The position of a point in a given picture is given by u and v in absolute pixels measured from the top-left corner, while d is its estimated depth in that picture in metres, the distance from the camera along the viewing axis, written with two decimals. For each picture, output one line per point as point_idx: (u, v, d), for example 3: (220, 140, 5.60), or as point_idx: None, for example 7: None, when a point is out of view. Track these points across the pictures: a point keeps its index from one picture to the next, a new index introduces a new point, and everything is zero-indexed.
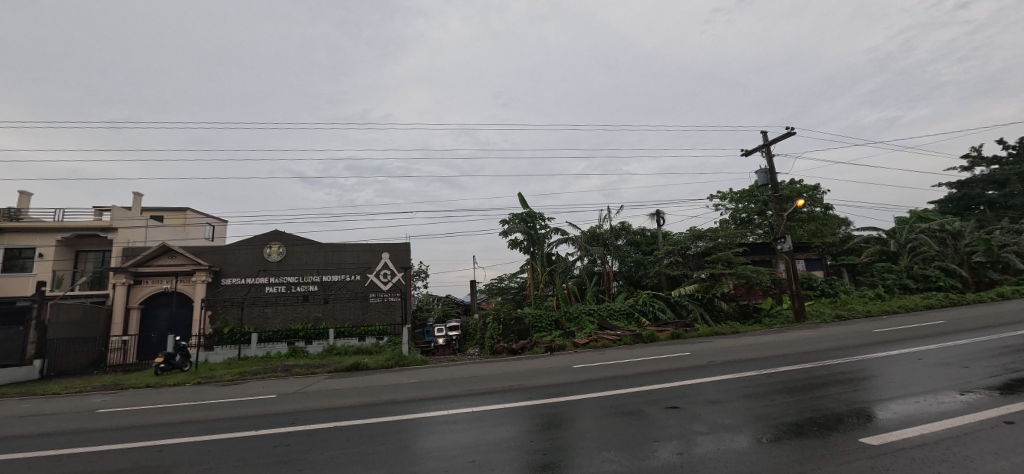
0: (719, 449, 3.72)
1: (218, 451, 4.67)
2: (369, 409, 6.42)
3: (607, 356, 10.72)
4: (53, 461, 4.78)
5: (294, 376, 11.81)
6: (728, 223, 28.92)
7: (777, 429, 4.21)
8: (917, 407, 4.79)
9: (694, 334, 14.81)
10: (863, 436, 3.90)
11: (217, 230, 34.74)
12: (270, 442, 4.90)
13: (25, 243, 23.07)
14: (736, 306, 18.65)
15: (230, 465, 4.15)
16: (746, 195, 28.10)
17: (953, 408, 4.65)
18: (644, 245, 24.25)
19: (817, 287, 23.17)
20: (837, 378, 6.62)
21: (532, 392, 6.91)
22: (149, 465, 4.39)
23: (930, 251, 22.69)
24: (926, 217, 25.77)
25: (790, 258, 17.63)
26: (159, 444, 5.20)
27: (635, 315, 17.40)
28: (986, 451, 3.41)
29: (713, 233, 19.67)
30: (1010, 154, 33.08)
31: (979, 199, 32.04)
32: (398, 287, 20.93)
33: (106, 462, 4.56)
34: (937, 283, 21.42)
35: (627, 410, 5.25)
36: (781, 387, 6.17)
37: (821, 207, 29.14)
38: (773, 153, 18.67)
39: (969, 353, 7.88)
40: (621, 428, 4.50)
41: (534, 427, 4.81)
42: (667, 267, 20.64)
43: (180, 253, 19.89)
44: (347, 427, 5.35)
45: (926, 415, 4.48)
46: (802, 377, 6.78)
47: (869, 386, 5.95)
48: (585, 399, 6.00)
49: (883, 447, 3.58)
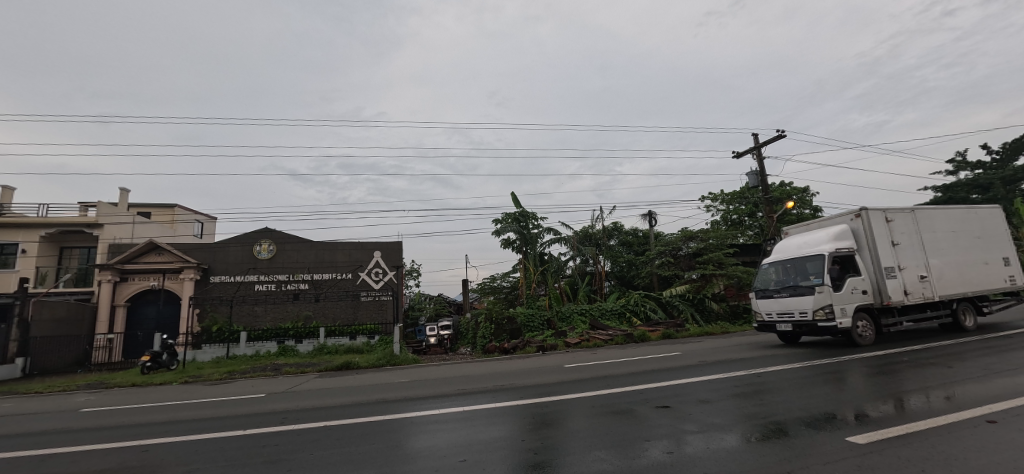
0: (709, 447, 3.76)
1: (208, 451, 4.61)
2: (357, 409, 6.39)
3: (598, 356, 10.76)
4: (33, 462, 4.67)
5: (284, 375, 11.68)
6: (719, 224, 29.20)
7: (765, 429, 4.25)
8: (902, 406, 4.88)
9: (684, 335, 14.93)
10: (850, 435, 3.95)
11: (206, 227, 34.37)
12: (258, 441, 4.85)
13: (8, 239, 22.60)
14: (726, 307, 19.12)
15: (215, 466, 4.10)
16: (737, 197, 28.37)
17: (938, 407, 4.73)
18: (637, 245, 24.18)
19: None
20: (824, 377, 6.70)
21: (522, 392, 6.89)
22: (133, 465, 4.32)
23: None
24: None
25: None
26: (146, 444, 5.12)
27: (626, 315, 17.50)
28: (970, 449, 3.47)
29: (704, 234, 19.77)
30: (993, 159, 33.83)
31: (965, 202, 32.67)
32: (390, 286, 20.78)
33: (90, 463, 4.49)
34: None
35: (618, 410, 5.27)
36: (768, 387, 6.23)
37: (811, 209, 29.37)
38: (764, 156, 18.88)
39: (953, 354, 8.01)
40: (611, 428, 4.52)
41: (525, 427, 4.79)
42: (659, 267, 20.44)
43: (168, 250, 19.62)
44: (336, 427, 5.29)
45: (912, 414, 4.55)
46: (789, 377, 6.86)
47: (855, 385, 6.05)
48: (576, 399, 6.00)
49: (870, 446, 3.63)
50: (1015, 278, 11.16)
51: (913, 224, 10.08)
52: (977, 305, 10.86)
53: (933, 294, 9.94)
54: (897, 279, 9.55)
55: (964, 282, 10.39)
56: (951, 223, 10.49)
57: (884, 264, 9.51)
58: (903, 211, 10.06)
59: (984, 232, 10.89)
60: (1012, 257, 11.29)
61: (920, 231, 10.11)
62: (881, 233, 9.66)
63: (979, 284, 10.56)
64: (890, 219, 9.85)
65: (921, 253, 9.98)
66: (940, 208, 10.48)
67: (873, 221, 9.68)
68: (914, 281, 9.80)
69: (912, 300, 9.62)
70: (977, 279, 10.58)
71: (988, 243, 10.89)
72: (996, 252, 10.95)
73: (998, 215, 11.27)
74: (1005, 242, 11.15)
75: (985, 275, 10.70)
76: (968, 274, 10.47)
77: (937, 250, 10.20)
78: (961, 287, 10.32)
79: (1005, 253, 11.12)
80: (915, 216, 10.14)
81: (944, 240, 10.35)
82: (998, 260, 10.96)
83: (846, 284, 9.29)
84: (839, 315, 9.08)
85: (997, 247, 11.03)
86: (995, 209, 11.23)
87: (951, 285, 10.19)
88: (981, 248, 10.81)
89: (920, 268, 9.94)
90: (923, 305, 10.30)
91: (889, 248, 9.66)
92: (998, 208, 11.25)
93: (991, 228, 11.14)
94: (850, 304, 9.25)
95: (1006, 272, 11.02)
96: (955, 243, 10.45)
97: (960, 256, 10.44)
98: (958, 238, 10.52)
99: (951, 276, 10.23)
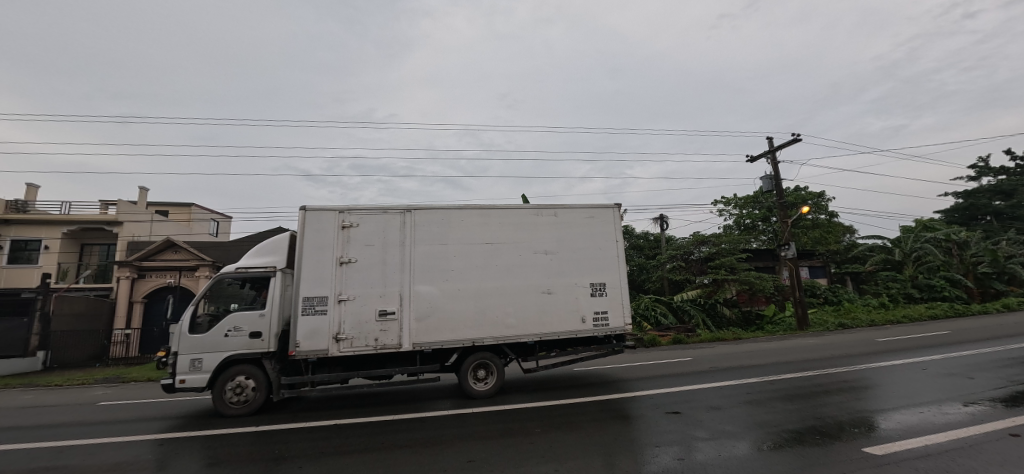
0: (720, 455, 3.71)
1: (221, 446, 4.68)
2: (366, 406, 6.46)
3: (608, 360, 10.72)
4: (56, 452, 4.80)
5: None
6: (732, 229, 28.63)
7: (777, 436, 4.21)
8: (920, 417, 4.77)
9: (694, 340, 14.77)
10: (866, 445, 3.87)
11: (222, 227, 34.95)
12: (271, 438, 4.90)
13: (32, 235, 23.25)
14: (738, 313, 19.01)
15: (228, 461, 4.14)
16: (750, 201, 27.97)
17: (954, 420, 4.60)
18: (648, 250, 23.72)
19: (820, 295, 23.00)
20: (838, 386, 6.56)
21: (534, 394, 6.91)
22: (152, 458, 4.41)
23: (935, 261, 22.81)
24: (932, 226, 25.49)
25: (793, 264, 17.58)
26: (163, 437, 5.22)
27: (636, 320, 17.48)
28: (994, 463, 3.37)
29: (717, 239, 19.47)
30: (1018, 165, 32.89)
31: (987, 209, 31.80)
32: None
33: (110, 455, 4.59)
34: (943, 293, 21.76)
35: (626, 414, 5.24)
36: (781, 394, 6.14)
37: (826, 214, 28.54)
38: (778, 159, 18.62)
39: (975, 364, 7.85)
40: (619, 432, 4.52)
41: (533, 429, 4.79)
42: (670, 272, 20.49)
43: (183, 248, 20.02)
44: (345, 425, 5.33)
45: (930, 425, 4.46)
46: (804, 385, 6.75)
47: (872, 395, 5.90)
48: (586, 402, 6.01)
49: (887, 456, 3.55)
50: (605, 316, 7.29)
51: (399, 231, 6.73)
52: (513, 357, 7.07)
53: (399, 341, 6.48)
54: (326, 316, 6.28)
55: (485, 323, 6.76)
56: (490, 231, 6.98)
57: (308, 292, 6.29)
58: (378, 213, 6.73)
59: (554, 246, 7.20)
60: (612, 285, 7.41)
61: (404, 243, 6.70)
62: (319, 246, 6.42)
63: (517, 326, 6.87)
64: (348, 225, 6.57)
65: (395, 275, 6.58)
66: (466, 209, 7.02)
67: (311, 227, 6.44)
68: (364, 319, 6.42)
69: (340, 350, 6.27)
70: (520, 316, 6.90)
71: (562, 262, 7.21)
72: (566, 276, 7.16)
73: (603, 222, 7.57)
74: (603, 262, 7.39)
75: (539, 313, 6.98)
76: (497, 309, 6.83)
77: (434, 273, 6.72)
78: (473, 329, 6.70)
79: (595, 278, 7.31)
80: (405, 219, 6.78)
81: (462, 258, 6.85)
82: (572, 289, 7.18)
83: (217, 324, 6.42)
84: (184, 370, 6.25)
85: (580, 270, 7.27)
86: (592, 215, 7.51)
87: (445, 327, 6.61)
88: (543, 269, 7.12)
89: (388, 299, 6.52)
90: (404, 352, 6.86)
91: (326, 268, 6.37)
92: (599, 211, 7.54)
93: (580, 240, 7.38)
94: (215, 354, 6.34)
95: (587, 306, 7.22)
96: (484, 263, 6.90)
97: (492, 283, 6.84)
98: (488, 254, 6.94)
99: (453, 312, 6.67)
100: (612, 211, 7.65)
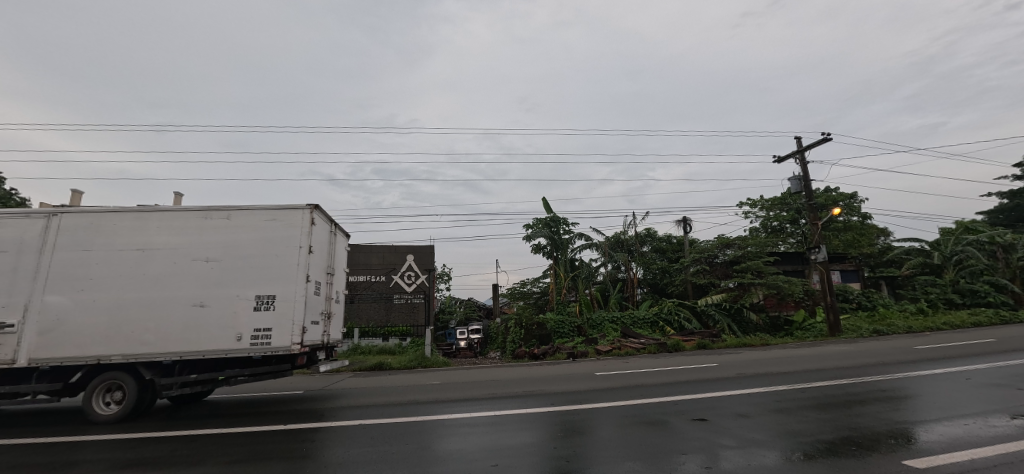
0: (749, 464, 3.60)
1: (249, 444, 4.80)
2: (388, 409, 6.53)
3: (630, 364, 10.59)
4: (95, 447, 5.02)
5: (320, 373, 12.15)
6: (759, 231, 27.86)
7: (810, 446, 4.06)
8: (964, 429, 4.52)
9: (719, 346, 14.43)
10: (907, 458, 3.69)
11: None
12: (298, 437, 5.02)
13: None
14: (766, 318, 18.54)
15: (256, 459, 4.23)
16: (777, 202, 27.06)
17: (1002, 433, 4.34)
18: (670, 252, 23.14)
19: (853, 300, 22.10)
20: (875, 396, 6.26)
21: (553, 398, 6.86)
22: (185, 453, 4.56)
23: (978, 265, 21.79)
24: (974, 228, 24.21)
25: (824, 268, 16.95)
26: (194, 434, 5.39)
27: (659, 324, 17.19)
28: None
29: (742, 241, 18.95)
30: None
31: None
32: (422, 289, 21.13)
33: (145, 449, 4.77)
34: (987, 299, 20.47)
35: (650, 420, 5.14)
36: (812, 403, 5.90)
37: (858, 215, 27.51)
38: (808, 159, 18.05)
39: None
40: (643, 438, 4.44)
41: (556, 433, 4.76)
42: (693, 275, 19.90)
43: None
44: (368, 426, 5.42)
45: (976, 438, 4.22)
46: (837, 393, 6.49)
47: (910, 406, 5.63)
48: (608, 407, 5.92)
49: (930, 471, 3.37)
50: (267, 335, 6.41)
51: (40, 236, 6.35)
52: (148, 378, 6.27)
53: (14, 357, 6.02)
54: None
55: (114, 337, 6.18)
56: (138, 237, 6.48)
57: None
58: (17, 216, 6.36)
59: (217, 251, 6.55)
60: (288, 297, 6.57)
61: (41, 249, 6.30)
62: None
63: (154, 344, 6.20)
64: None
65: (24, 284, 6.19)
66: (119, 213, 6.57)
67: None
68: None
69: None
70: (157, 334, 6.25)
71: (227, 271, 6.52)
72: (227, 287, 6.47)
73: (289, 224, 6.77)
74: (276, 271, 6.60)
75: (183, 329, 6.29)
76: (133, 323, 6.24)
77: (70, 282, 6.26)
78: (97, 346, 6.13)
79: (263, 290, 6.53)
80: (48, 223, 6.38)
81: (107, 267, 6.37)
82: (230, 303, 6.44)
83: None
84: None
85: (246, 281, 6.53)
86: (274, 217, 6.76)
87: (67, 341, 6.10)
88: (201, 279, 6.48)
89: (10, 312, 6.13)
90: (26, 369, 6.34)
91: None
92: (283, 213, 6.78)
93: (248, 245, 6.64)
94: None
95: (246, 323, 6.41)
96: (130, 271, 6.38)
97: (134, 293, 6.30)
98: (134, 261, 6.40)
99: (77, 328, 6.16)
100: (303, 212, 6.84)
